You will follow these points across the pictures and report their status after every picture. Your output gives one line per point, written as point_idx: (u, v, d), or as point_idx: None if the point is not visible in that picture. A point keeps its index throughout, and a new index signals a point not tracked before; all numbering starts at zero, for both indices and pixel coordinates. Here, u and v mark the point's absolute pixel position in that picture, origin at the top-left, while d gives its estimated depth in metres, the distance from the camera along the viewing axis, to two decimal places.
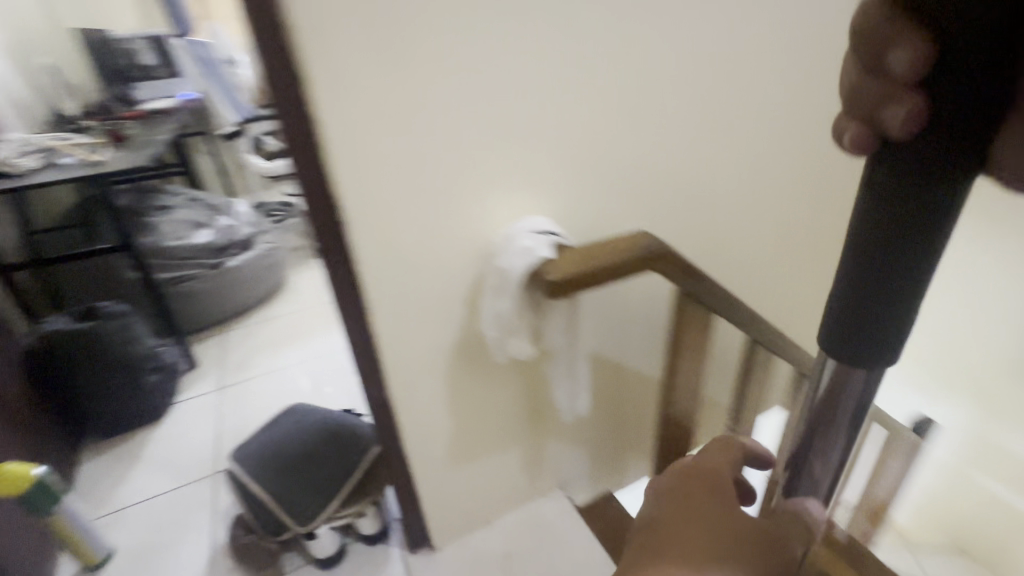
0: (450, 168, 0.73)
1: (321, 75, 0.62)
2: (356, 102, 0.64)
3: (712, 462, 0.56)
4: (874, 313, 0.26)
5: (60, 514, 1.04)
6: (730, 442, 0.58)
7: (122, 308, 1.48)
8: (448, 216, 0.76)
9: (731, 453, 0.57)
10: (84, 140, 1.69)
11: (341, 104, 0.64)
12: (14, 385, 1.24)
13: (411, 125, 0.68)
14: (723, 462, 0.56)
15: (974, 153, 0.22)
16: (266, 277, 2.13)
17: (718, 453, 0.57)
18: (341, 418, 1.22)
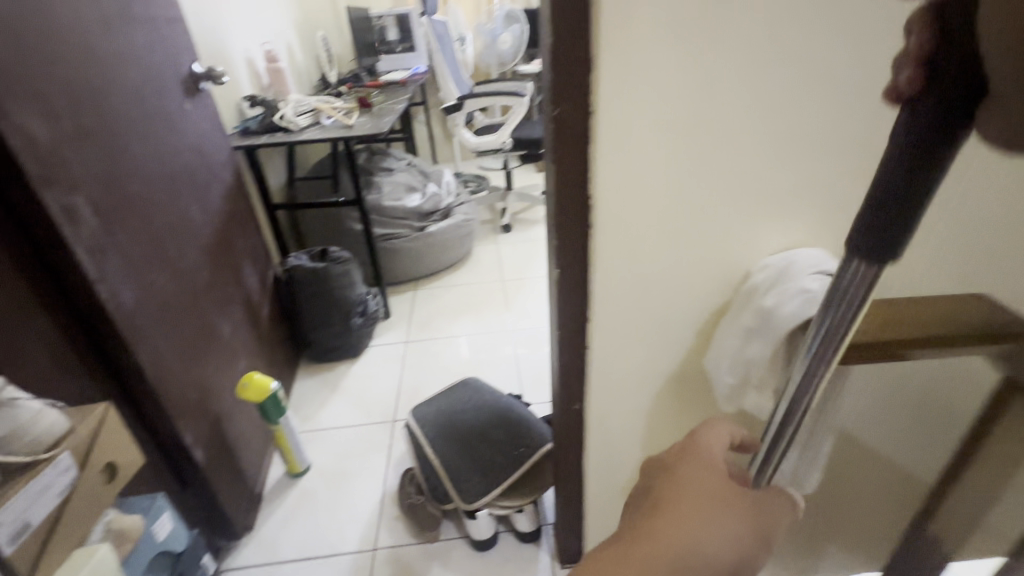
0: (721, 181, 0.61)
1: (614, 67, 0.54)
2: (640, 94, 0.56)
3: (709, 445, 0.53)
4: (873, 249, 0.28)
5: (281, 425, 1.22)
6: (716, 423, 0.55)
7: (346, 255, 1.70)
8: (703, 234, 0.64)
9: (720, 434, 0.54)
10: (340, 105, 1.95)
11: (626, 100, 0.56)
12: (265, 307, 1.49)
13: (692, 130, 0.58)
14: (716, 445, 0.53)
15: (970, 114, 0.23)
16: (457, 245, 2.26)
17: (712, 438, 0.54)
18: (512, 403, 1.23)
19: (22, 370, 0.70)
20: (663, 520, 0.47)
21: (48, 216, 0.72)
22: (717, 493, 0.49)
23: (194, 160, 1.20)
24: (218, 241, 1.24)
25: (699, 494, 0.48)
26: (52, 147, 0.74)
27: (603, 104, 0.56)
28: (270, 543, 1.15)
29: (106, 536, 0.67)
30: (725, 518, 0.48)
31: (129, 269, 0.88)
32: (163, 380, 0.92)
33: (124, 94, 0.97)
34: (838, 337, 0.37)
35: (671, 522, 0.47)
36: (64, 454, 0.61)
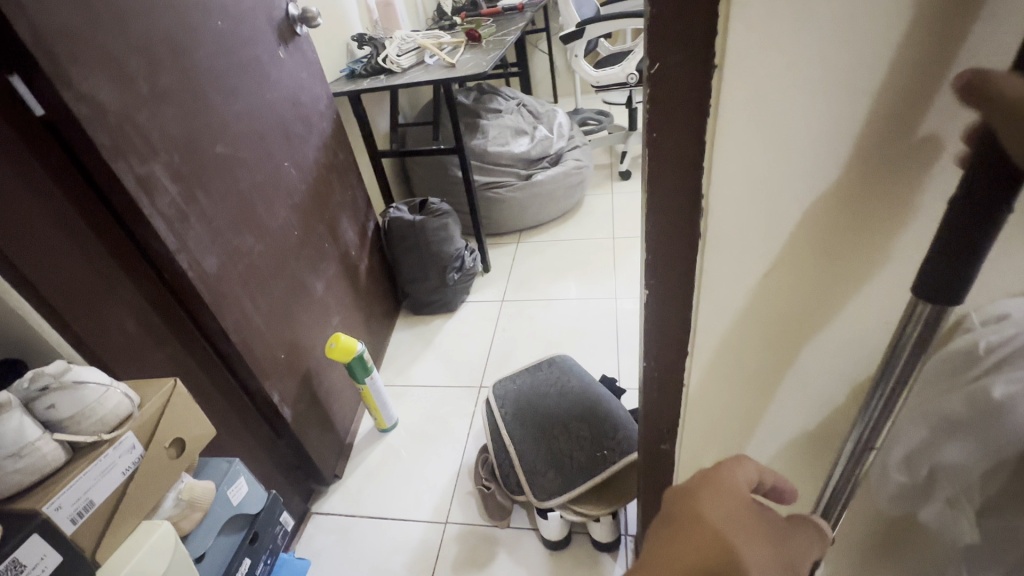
0: (925, 176, 0.37)
1: (758, 12, 0.31)
2: (799, 53, 0.32)
3: (733, 479, 0.39)
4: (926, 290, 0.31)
5: (367, 385, 1.22)
6: (742, 454, 0.41)
7: (445, 208, 1.63)
8: (875, 255, 0.42)
9: (746, 470, 0.40)
10: (447, 39, 1.80)
11: (773, 77, 0.34)
12: (363, 260, 1.50)
13: (884, 104, 0.34)
14: (740, 481, 0.39)
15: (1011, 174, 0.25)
16: (567, 195, 2.06)
17: (733, 471, 0.39)
18: (602, 391, 1.10)
19: (112, 336, 0.74)
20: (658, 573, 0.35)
21: (124, 187, 0.72)
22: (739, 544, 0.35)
23: (289, 112, 1.15)
24: (311, 198, 1.23)
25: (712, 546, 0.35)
26: (125, 114, 0.73)
27: (729, 77, 0.34)
28: (354, 495, 1.21)
29: (177, 505, 0.70)
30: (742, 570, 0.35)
31: (212, 236, 0.88)
32: (249, 343, 0.95)
33: (211, 45, 0.91)
34: (902, 390, 0.37)
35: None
36: (128, 434, 0.62)
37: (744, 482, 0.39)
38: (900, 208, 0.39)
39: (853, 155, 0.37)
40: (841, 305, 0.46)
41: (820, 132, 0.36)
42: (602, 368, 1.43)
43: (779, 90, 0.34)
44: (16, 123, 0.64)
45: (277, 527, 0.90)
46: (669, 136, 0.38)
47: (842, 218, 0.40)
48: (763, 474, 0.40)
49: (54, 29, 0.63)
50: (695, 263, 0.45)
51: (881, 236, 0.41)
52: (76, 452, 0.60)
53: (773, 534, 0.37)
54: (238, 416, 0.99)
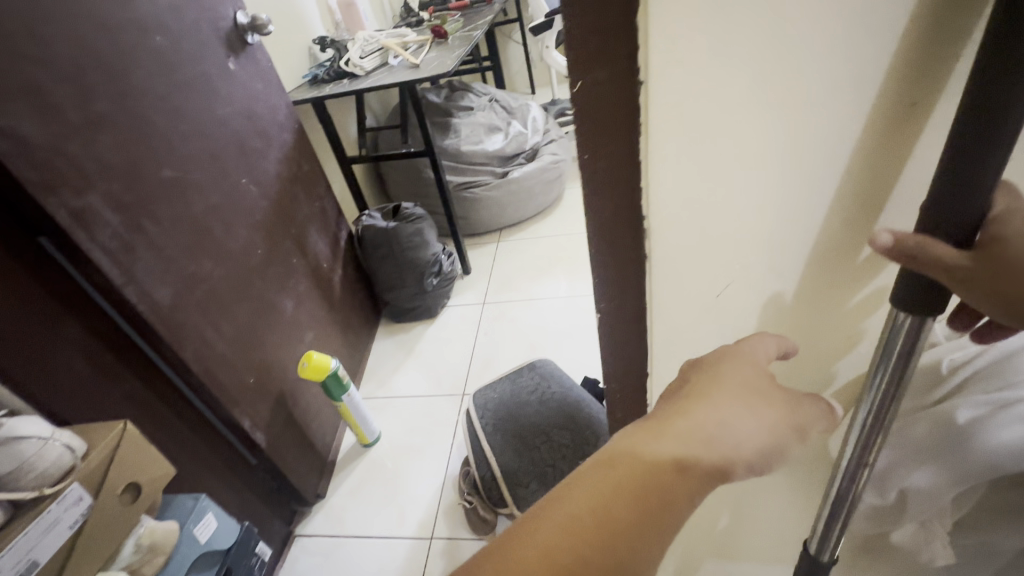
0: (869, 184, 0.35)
1: (680, 26, 0.29)
2: (727, 70, 0.30)
3: (744, 354, 0.35)
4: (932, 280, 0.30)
5: (345, 402, 1.20)
6: (758, 331, 0.36)
7: (419, 212, 1.59)
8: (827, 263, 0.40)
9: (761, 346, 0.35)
10: (412, 38, 1.75)
11: (704, 94, 0.31)
12: (337, 271, 1.46)
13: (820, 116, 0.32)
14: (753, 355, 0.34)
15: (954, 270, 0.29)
16: (545, 191, 2.03)
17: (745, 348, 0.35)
18: (582, 395, 1.08)
19: (57, 379, 0.71)
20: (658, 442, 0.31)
21: (57, 225, 0.69)
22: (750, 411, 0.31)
23: (244, 126, 1.11)
24: (276, 213, 1.19)
25: (721, 412, 0.31)
26: (52, 146, 0.69)
27: (658, 96, 0.32)
28: (338, 514, 1.18)
29: (138, 551, 0.67)
30: (751, 434, 0.31)
31: (163, 264, 0.84)
32: (213, 371, 0.91)
33: (148, 64, 0.87)
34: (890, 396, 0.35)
35: (670, 445, 0.30)
36: (73, 486, 0.59)
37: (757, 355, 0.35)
38: (838, 215, 0.38)
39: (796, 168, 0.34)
40: (791, 316, 0.44)
41: (757, 149, 0.34)
42: (585, 368, 1.41)
43: (710, 109, 0.32)
44: None
45: (252, 558, 0.88)
46: (600, 158, 0.35)
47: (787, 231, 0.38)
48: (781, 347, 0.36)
49: None
50: (645, 288, 0.42)
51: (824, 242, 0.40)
52: (16, 510, 0.57)
53: (789, 401, 0.33)
54: (208, 445, 0.96)
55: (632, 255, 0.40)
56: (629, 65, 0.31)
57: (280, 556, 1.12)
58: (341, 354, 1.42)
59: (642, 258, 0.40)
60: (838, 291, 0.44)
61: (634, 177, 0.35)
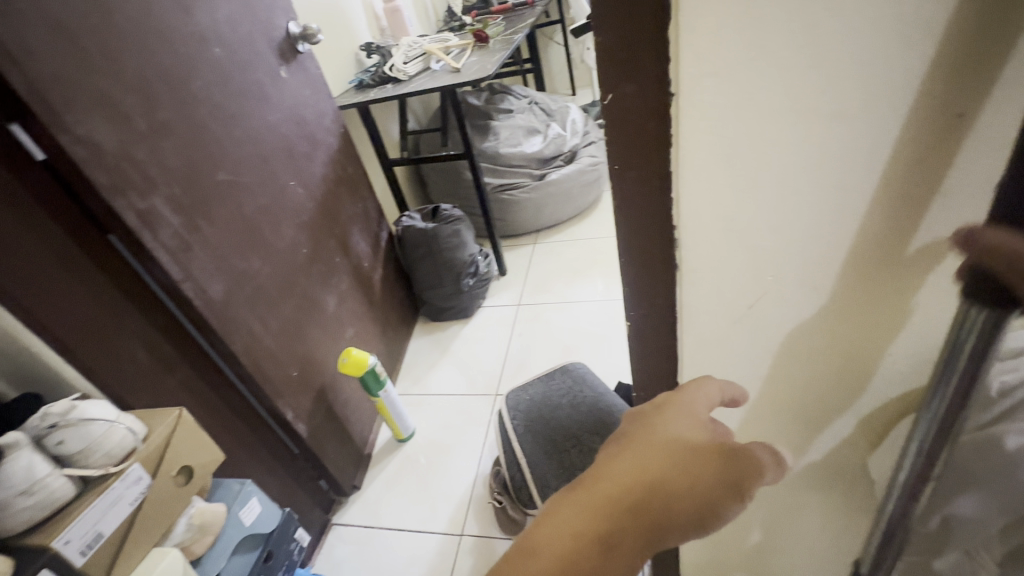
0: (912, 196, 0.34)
1: (710, 40, 0.29)
2: (757, 82, 0.30)
3: (683, 405, 0.37)
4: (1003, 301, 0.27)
5: (382, 398, 1.23)
6: (697, 380, 0.38)
7: (457, 214, 1.62)
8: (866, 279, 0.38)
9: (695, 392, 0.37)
10: (454, 42, 1.78)
11: (735, 106, 0.31)
12: (377, 270, 1.51)
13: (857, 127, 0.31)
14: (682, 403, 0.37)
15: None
16: (583, 193, 2.02)
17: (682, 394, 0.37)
18: (614, 400, 1.07)
19: (122, 366, 0.77)
20: (596, 491, 0.33)
21: (125, 224, 0.74)
22: (682, 459, 0.33)
23: (294, 131, 1.16)
24: (321, 214, 1.24)
25: (653, 461, 0.33)
26: (122, 151, 0.75)
27: (688, 106, 0.32)
28: (373, 506, 1.22)
29: (189, 530, 0.72)
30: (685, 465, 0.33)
31: (216, 262, 0.90)
32: (260, 363, 0.97)
33: (208, 74, 0.93)
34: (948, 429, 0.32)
35: (605, 494, 0.33)
36: (134, 466, 0.64)
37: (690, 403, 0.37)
38: (881, 225, 0.36)
39: (832, 178, 0.33)
40: (830, 331, 0.42)
41: (789, 159, 0.33)
42: (619, 372, 1.40)
43: (740, 119, 0.31)
44: (17, 167, 0.67)
45: (292, 543, 0.93)
46: (631, 167, 0.35)
47: (821, 242, 0.37)
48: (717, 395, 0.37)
49: (46, 77, 0.66)
50: (675, 298, 0.42)
51: (869, 254, 0.38)
52: (86, 485, 0.62)
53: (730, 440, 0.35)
54: (254, 434, 1.01)
55: (663, 264, 0.39)
56: (657, 79, 0.31)
57: (319, 543, 1.17)
58: (379, 351, 1.47)
59: (672, 268, 0.40)
60: (896, 312, 0.41)
61: (665, 186, 0.35)
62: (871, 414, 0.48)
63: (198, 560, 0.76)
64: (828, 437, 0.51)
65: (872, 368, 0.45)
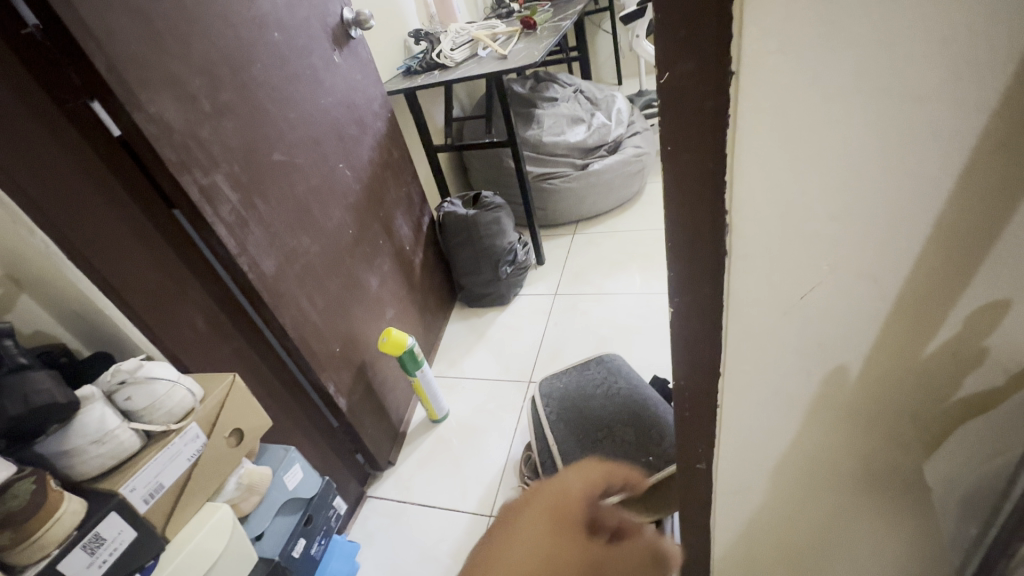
0: None
1: (777, 13, 0.28)
2: (829, 60, 0.29)
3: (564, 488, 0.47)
4: None
5: (418, 378, 1.26)
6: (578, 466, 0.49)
7: (498, 201, 1.63)
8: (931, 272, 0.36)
9: (586, 471, 0.48)
10: (501, 29, 1.78)
11: (802, 86, 0.30)
12: (418, 254, 1.53)
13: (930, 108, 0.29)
14: (572, 483, 0.47)
15: None
16: (626, 184, 1.99)
17: (574, 473, 0.48)
18: (649, 394, 1.06)
19: (183, 333, 0.82)
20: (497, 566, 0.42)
21: (188, 197, 0.79)
22: (559, 545, 0.43)
23: (344, 115, 1.20)
24: (367, 197, 1.28)
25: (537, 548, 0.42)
26: (188, 130, 0.79)
27: (748, 84, 0.30)
28: (406, 482, 1.26)
29: (238, 488, 0.77)
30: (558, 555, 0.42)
31: (270, 238, 0.94)
32: (306, 338, 1.01)
33: (267, 57, 0.96)
34: None
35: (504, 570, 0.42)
36: (191, 424, 0.69)
37: (578, 483, 0.48)
38: (954, 216, 0.34)
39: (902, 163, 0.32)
40: (887, 326, 0.40)
41: (854, 141, 0.31)
42: (655, 366, 1.38)
43: (804, 98, 0.30)
44: (93, 142, 0.72)
45: (330, 510, 0.97)
46: (685, 150, 0.34)
47: (885, 231, 0.35)
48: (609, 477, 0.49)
49: (124, 57, 0.70)
50: (722, 288, 0.41)
51: (938, 246, 0.36)
52: (149, 439, 0.67)
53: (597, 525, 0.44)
54: (298, 405, 1.06)
55: (712, 251, 0.38)
56: (720, 56, 0.30)
57: (354, 513, 1.22)
58: (417, 333, 1.50)
59: (722, 257, 0.38)
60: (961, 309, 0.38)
61: (719, 169, 0.34)
62: (929, 419, 0.46)
63: (246, 517, 0.81)
64: (879, 441, 0.49)
65: (929, 368, 0.43)
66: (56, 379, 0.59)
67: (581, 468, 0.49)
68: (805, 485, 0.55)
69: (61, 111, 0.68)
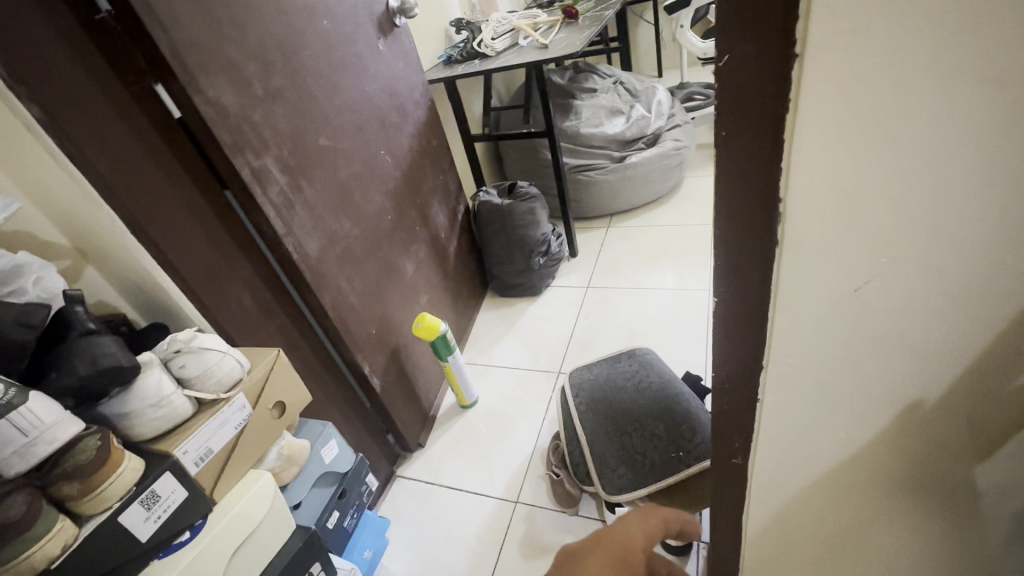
0: None
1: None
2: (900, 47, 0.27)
3: (633, 522, 0.55)
4: None
5: (450, 363, 1.29)
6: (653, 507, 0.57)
7: (533, 192, 1.63)
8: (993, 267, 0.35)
9: (647, 519, 0.56)
10: (543, 18, 1.76)
11: (869, 72, 0.29)
12: (453, 242, 1.56)
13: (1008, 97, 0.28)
14: (635, 530, 0.54)
15: None
16: (664, 177, 1.96)
17: (634, 520, 0.55)
18: (681, 389, 1.05)
19: (232, 308, 0.86)
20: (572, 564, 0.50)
21: (241, 178, 0.82)
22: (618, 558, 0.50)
23: (387, 103, 1.22)
24: (406, 184, 1.30)
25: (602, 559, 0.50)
26: (242, 113, 0.82)
27: (812, 70, 0.29)
28: (434, 464, 1.29)
29: (279, 459, 0.81)
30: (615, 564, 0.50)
31: (314, 220, 0.97)
32: (345, 319, 1.04)
33: (316, 44, 0.99)
34: None
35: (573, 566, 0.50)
36: (239, 395, 0.72)
37: (640, 530, 0.55)
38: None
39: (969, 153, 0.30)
40: (946, 326, 0.39)
41: (924, 129, 0.30)
42: (688, 362, 1.36)
43: (871, 84, 0.29)
44: (155, 121, 0.75)
45: (363, 486, 1.00)
46: (741, 135, 0.34)
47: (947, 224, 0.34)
48: (665, 522, 0.56)
49: (185, 42, 0.73)
50: (770, 278, 0.40)
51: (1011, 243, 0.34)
52: (201, 406, 0.71)
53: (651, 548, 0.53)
54: (335, 383, 1.10)
55: (761, 241, 0.38)
56: (781, 43, 0.29)
57: (383, 491, 1.25)
58: (449, 320, 1.52)
59: (772, 246, 0.38)
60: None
61: (775, 155, 0.34)
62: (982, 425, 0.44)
63: (286, 486, 0.85)
64: (927, 443, 0.47)
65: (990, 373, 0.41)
66: (120, 345, 0.63)
67: (641, 516, 0.56)
68: (847, 489, 0.53)
69: (130, 93, 0.72)
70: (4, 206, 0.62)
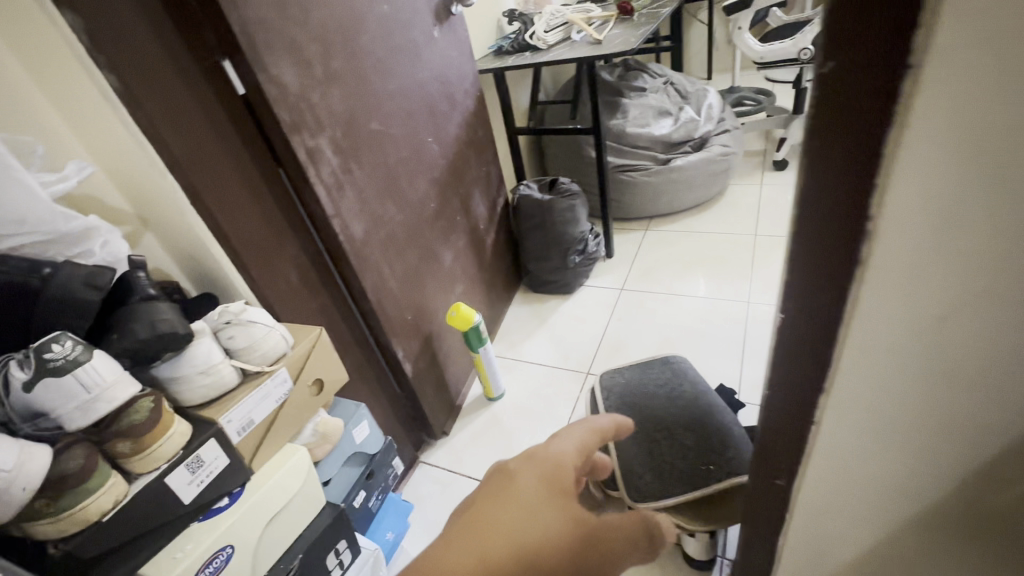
0: None
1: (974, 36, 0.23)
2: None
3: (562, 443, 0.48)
4: None
5: (480, 355, 1.29)
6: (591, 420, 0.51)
7: (574, 189, 1.62)
8: None
9: (583, 437, 0.49)
10: (597, 13, 1.73)
11: (985, 124, 0.25)
12: (490, 234, 1.55)
13: None
14: (567, 451, 0.47)
15: None
16: (709, 183, 1.91)
17: (571, 436, 0.49)
18: (714, 401, 1.03)
19: (279, 285, 0.88)
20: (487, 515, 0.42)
21: (296, 157, 0.83)
22: (550, 504, 0.43)
23: (438, 91, 1.22)
24: (450, 173, 1.30)
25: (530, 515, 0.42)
26: (300, 94, 0.84)
27: (917, 117, 0.26)
28: (457, 454, 1.30)
29: (314, 435, 0.83)
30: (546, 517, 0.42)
31: (361, 204, 0.98)
32: (383, 303, 1.05)
33: (375, 29, 1.00)
34: None
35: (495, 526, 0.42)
36: (282, 369, 0.74)
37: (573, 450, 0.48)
38: None
39: None
40: None
41: None
42: (722, 374, 1.32)
43: (986, 137, 0.25)
44: (222, 97, 0.77)
45: (389, 469, 1.02)
46: (823, 183, 0.31)
47: None
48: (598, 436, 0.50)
49: (254, 20, 0.74)
50: (840, 319, 0.37)
51: None
52: (246, 377, 0.73)
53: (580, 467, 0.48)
54: (369, 366, 1.11)
55: (834, 281, 0.35)
56: (885, 88, 0.26)
57: (406, 475, 1.27)
58: (482, 311, 1.52)
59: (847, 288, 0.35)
60: None
61: (861, 205, 0.30)
62: None
63: (319, 462, 0.86)
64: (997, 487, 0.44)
65: None
66: (176, 311, 0.65)
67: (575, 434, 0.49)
68: (899, 523, 0.51)
69: (199, 67, 0.73)
70: (79, 169, 0.66)
